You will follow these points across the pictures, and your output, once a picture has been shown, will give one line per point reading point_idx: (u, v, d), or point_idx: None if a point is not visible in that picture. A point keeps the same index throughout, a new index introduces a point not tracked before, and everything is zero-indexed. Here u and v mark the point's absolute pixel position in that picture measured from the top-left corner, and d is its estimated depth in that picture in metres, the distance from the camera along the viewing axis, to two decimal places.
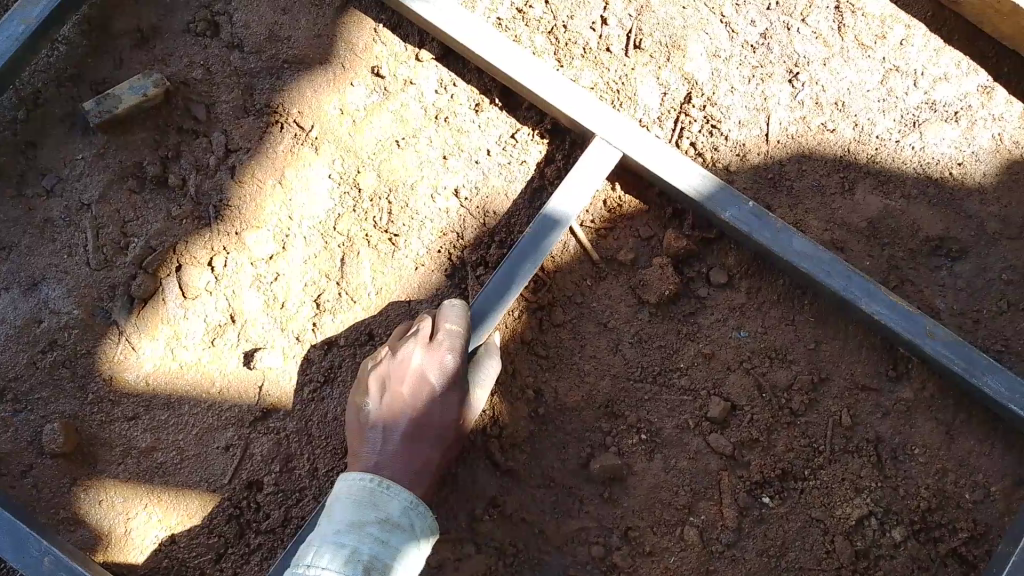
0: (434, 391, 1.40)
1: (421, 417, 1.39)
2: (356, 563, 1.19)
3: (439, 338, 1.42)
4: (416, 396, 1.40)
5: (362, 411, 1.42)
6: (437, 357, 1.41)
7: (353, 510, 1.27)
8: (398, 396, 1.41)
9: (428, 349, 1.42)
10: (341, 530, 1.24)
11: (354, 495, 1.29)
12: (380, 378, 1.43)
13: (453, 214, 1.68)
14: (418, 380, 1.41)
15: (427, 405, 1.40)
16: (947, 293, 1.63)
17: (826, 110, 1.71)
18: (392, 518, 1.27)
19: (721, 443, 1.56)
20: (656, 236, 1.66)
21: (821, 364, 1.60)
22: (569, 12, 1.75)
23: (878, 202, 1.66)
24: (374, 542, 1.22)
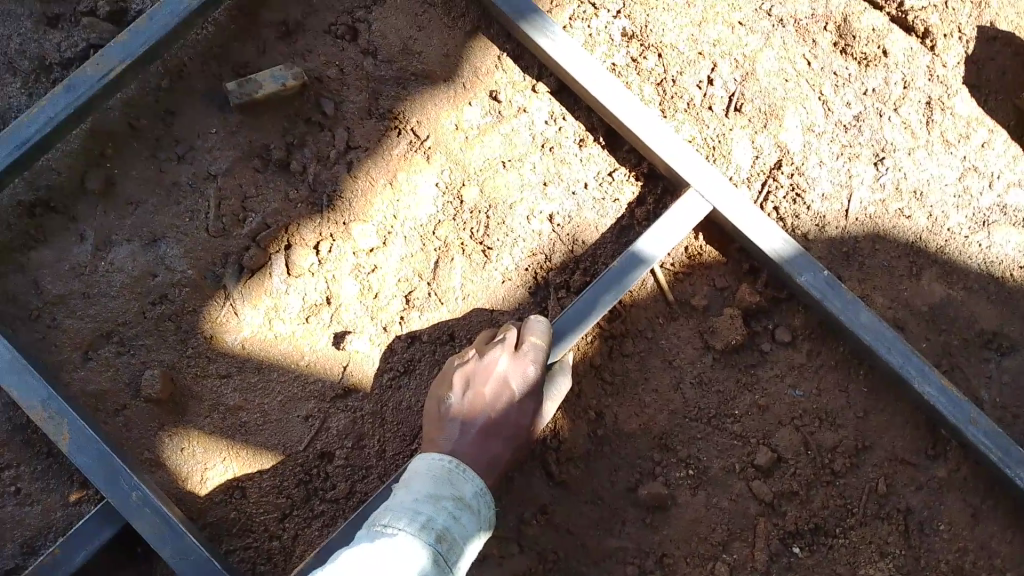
0: (514, 397, 1.52)
1: (499, 417, 1.51)
2: (431, 527, 1.29)
3: (524, 348, 1.54)
4: (496, 398, 1.52)
5: (443, 402, 1.54)
6: (522, 366, 1.52)
7: (432, 485, 1.38)
8: (480, 395, 1.53)
9: (514, 357, 1.53)
10: (419, 498, 1.35)
11: (432, 472, 1.41)
12: (464, 376, 1.55)
13: (544, 237, 1.81)
14: (500, 384, 1.52)
15: (505, 408, 1.51)
16: (991, 386, 1.74)
17: (905, 197, 1.81)
18: (464, 499, 1.39)
19: (764, 490, 1.67)
20: (730, 287, 1.78)
21: (866, 432, 1.70)
22: (679, 68, 1.87)
23: (941, 290, 1.76)
24: (448, 516, 1.34)
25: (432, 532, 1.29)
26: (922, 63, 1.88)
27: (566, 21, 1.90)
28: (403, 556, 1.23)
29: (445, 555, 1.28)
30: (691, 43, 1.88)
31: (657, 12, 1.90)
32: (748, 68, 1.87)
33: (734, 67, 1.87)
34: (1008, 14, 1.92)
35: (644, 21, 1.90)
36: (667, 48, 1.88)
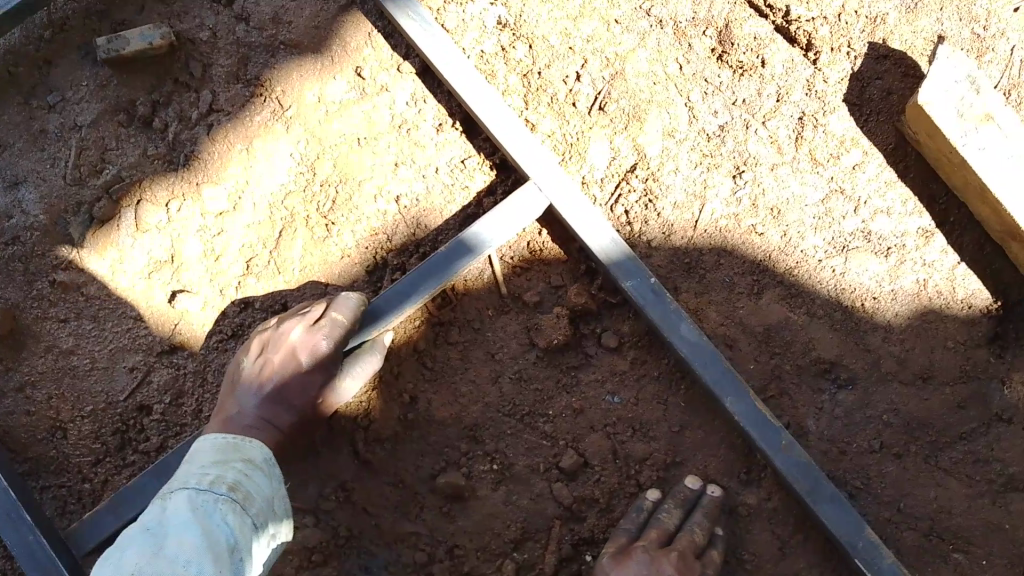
0: (300, 368, 1.56)
1: (287, 386, 1.56)
2: (222, 482, 1.38)
3: (320, 323, 1.57)
4: (285, 367, 1.56)
5: (241, 365, 1.61)
6: (312, 340, 1.56)
7: (216, 453, 1.46)
8: (270, 362, 1.58)
9: (308, 330, 1.57)
10: (206, 465, 1.43)
11: (216, 445, 1.49)
12: (263, 341, 1.61)
13: (388, 217, 1.81)
14: (291, 355, 1.56)
15: (293, 378, 1.56)
16: (821, 416, 1.67)
17: (760, 214, 1.75)
18: (254, 460, 1.47)
19: (563, 494, 1.66)
20: (565, 287, 1.75)
21: (678, 448, 1.67)
22: (548, 60, 1.83)
23: (780, 311, 1.71)
24: (237, 473, 1.42)
25: (221, 486, 1.37)
26: (801, 76, 1.80)
27: (438, 5, 1.87)
28: (196, 512, 1.31)
29: (241, 502, 1.37)
30: (563, 37, 1.84)
31: (533, 2, 1.86)
32: (617, 67, 1.81)
33: (605, 64, 1.82)
34: (905, 31, 1.79)
35: (519, 10, 1.86)
36: (537, 40, 1.84)
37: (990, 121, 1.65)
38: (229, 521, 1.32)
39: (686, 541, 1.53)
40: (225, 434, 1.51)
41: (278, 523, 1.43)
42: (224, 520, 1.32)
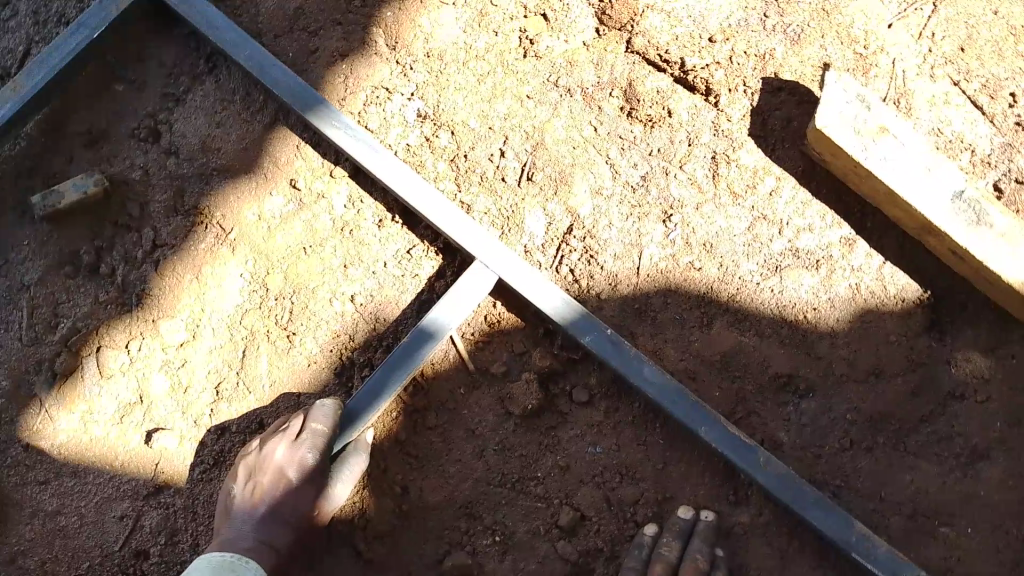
0: (291, 484, 1.59)
1: (280, 504, 1.60)
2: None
3: (302, 437, 1.60)
4: (274, 487, 1.60)
5: (230, 493, 1.63)
6: (298, 455, 1.59)
7: None
8: (260, 485, 1.61)
9: (291, 446, 1.60)
10: None
11: (214, 565, 1.48)
12: (249, 467, 1.63)
13: (347, 318, 1.85)
14: (278, 475, 1.60)
15: (284, 495, 1.60)
16: (789, 427, 1.77)
17: (694, 250, 1.86)
18: None
19: (567, 551, 1.70)
20: (528, 351, 1.81)
21: (665, 483, 1.74)
22: (471, 143, 1.93)
23: (732, 338, 1.81)
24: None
25: None
26: (706, 119, 1.93)
27: (359, 108, 1.96)
28: None
29: None
30: (481, 118, 1.94)
31: (448, 90, 1.96)
32: (537, 138, 1.92)
33: (525, 137, 1.92)
34: (793, 62, 1.96)
35: (436, 101, 1.96)
36: (458, 125, 1.94)
37: (885, 133, 1.80)
38: None
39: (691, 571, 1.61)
40: (224, 552, 1.53)
41: None
42: None
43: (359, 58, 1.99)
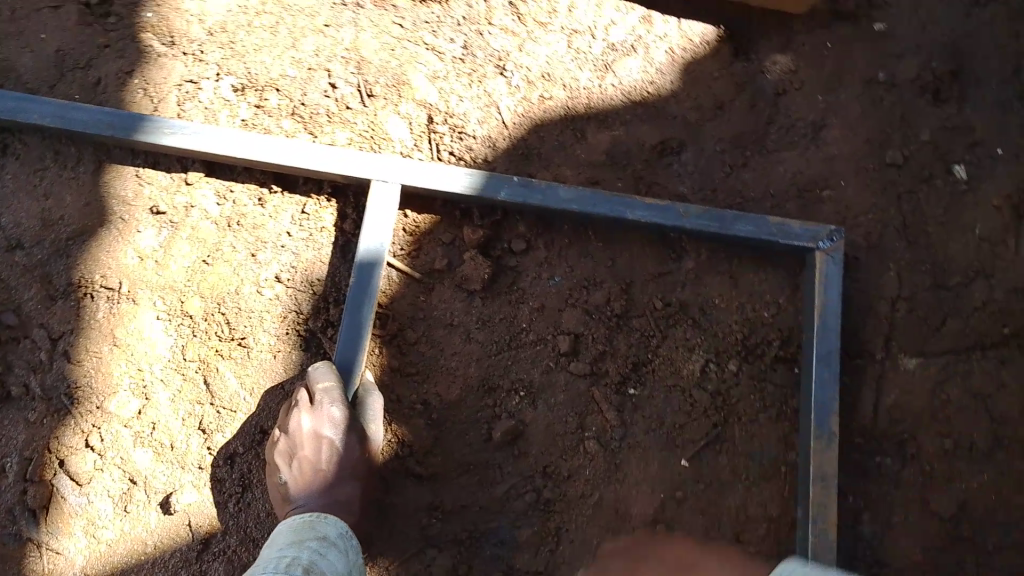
0: (334, 443, 1.62)
1: (334, 463, 1.62)
2: (299, 562, 1.32)
3: (318, 399, 1.62)
4: (321, 451, 1.62)
5: (280, 484, 1.62)
6: (325, 415, 1.61)
7: (295, 534, 1.44)
8: (306, 460, 1.62)
9: (315, 412, 1.62)
10: (283, 547, 1.39)
11: (294, 526, 1.48)
12: (286, 453, 1.63)
13: (283, 298, 1.84)
14: (318, 439, 1.62)
15: (333, 454, 1.62)
16: (684, 179, 2.04)
17: (537, 84, 2.06)
18: (329, 536, 1.46)
19: (581, 367, 1.88)
20: (456, 236, 1.93)
21: (622, 274, 1.96)
22: (301, 91, 1.98)
23: (606, 137, 2.04)
24: (312, 551, 1.38)
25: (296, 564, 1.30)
26: None
27: (176, 110, 1.94)
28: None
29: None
30: (296, 65, 2.00)
31: (250, 55, 1.99)
32: (356, 58, 2.01)
33: (345, 63, 2.00)
34: None
35: (244, 69, 1.98)
36: (279, 81, 1.98)
37: None
38: None
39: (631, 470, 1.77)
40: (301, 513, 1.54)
41: None
42: None
43: (148, 67, 1.98)
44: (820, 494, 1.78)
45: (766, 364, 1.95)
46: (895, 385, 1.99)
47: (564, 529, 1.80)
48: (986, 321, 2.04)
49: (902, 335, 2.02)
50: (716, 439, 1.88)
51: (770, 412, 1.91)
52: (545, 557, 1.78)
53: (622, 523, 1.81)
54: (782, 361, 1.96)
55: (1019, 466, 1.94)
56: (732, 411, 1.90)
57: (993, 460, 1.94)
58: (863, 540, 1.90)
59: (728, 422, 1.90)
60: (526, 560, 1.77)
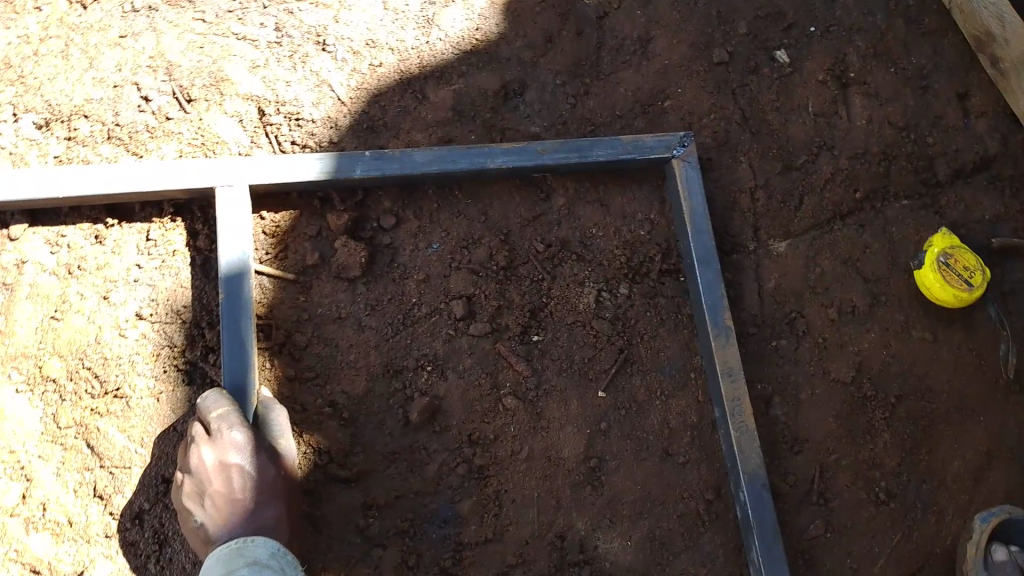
0: (245, 468, 1.50)
1: (249, 488, 1.50)
2: None
3: (215, 428, 1.50)
4: (232, 480, 1.49)
5: (197, 527, 1.48)
6: (227, 442, 1.50)
7: (223, 565, 1.38)
8: (219, 495, 1.49)
9: (215, 443, 1.50)
10: None
11: (222, 554, 1.41)
12: (194, 494, 1.49)
13: (151, 334, 1.71)
14: (225, 469, 1.50)
15: (245, 479, 1.50)
16: (535, 118, 2.03)
17: (363, 54, 1.98)
18: (261, 558, 1.40)
19: (481, 326, 1.86)
20: (320, 228, 1.85)
21: (496, 226, 1.95)
22: (112, 111, 1.83)
23: (448, 92, 1.99)
24: None
25: None
26: None
27: None
28: None
29: None
30: (99, 85, 1.85)
31: (46, 86, 1.85)
32: (164, 64, 1.88)
33: (153, 72, 1.87)
34: None
35: (44, 101, 1.84)
36: (84, 106, 1.83)
37: None
38: None
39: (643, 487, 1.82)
40: (224, 544, 1.43)
41: None
42: None
43: None
44: (732, 389, 1.85)
45: (653, 279, 1.99)
46: (772, 270, 2.10)
47: (503, 490, 1.78)
48: (838, 191, 2.18)
49: (768, 221, 2.13)
50: (626, 362, 1.92)
51: (668, 324, 1.96)
52: (491, 524, 1.76)
53: (557, 469, 1.81)
54: (667, 274, 2.01)
55: (896, 316, 2.10)
56: (634, 331, 1.94)
57: (873, 316, 2.09)
58: (779, 421, 2.00)
59: (633, 343, 1.93)
60: (473, 532, 1.75)
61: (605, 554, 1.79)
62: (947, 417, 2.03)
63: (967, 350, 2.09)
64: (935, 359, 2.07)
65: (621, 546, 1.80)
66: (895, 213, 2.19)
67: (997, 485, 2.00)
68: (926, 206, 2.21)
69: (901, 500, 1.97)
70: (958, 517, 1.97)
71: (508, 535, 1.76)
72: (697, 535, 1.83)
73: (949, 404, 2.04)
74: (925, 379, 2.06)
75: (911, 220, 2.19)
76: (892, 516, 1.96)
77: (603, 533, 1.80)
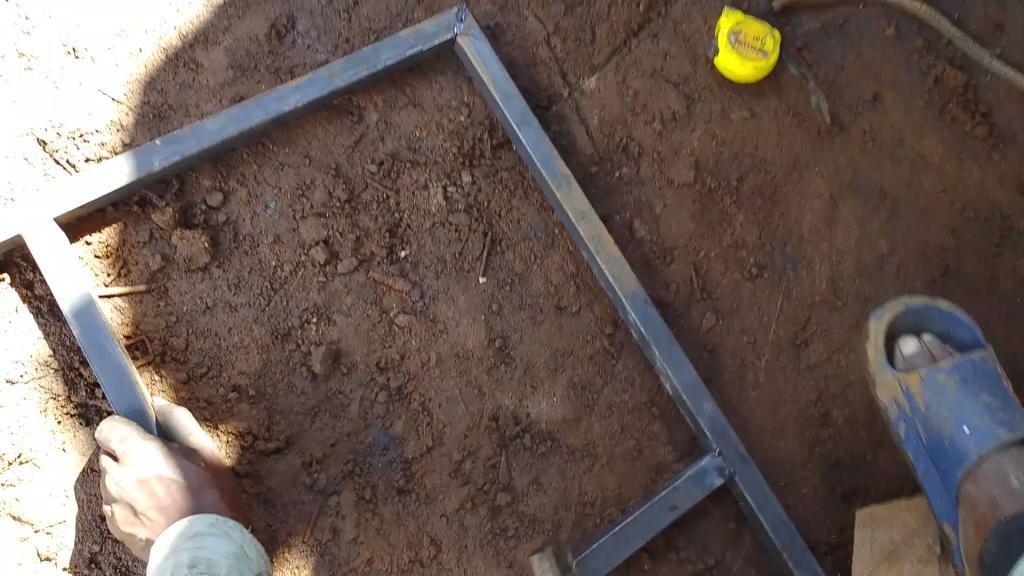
0: (162, 473, 1.55)
1: (175, 489, 1.56)
2: (185, 563, 1.41)
3: (118, 451, 1.55)
4: (156, 489, 1.55)
5: (146, 540, 1.55)
6: (135, 457, 1.55)
7: (164, 547, 1.47)
8: (148, 505, 1.54)
9: (122, 462, 1.55)
10: (160, 564, 1.44)
11: (164, 535, 1.50)
12: (127, 514, 1.56)
13: (31, 393, 1.67)
14: (145, 483, 1.54)
15: (168, 483, 1.55)
16: (317, 47, 1.99)
17: (118, 46, 1.90)
18: (201, 529, 1.50)
19: (348, 263, 1.89)
20: (151, 230, 1.83)
21: (325, 163, 1.95)
22: None
23: (221, 54, 1.93)
24: (190, 548, 1.45)
25: (183, 567, 1.40)
26: None
27: None
28: None
29: (208, 568, 1.41)
30: None
31: None
32: None
33: None
34: None
35: None
36: None
37: None
38: None
39: (600, 343, 1.95)
40: (167, 536, 1.49)
41: (252, 567, 1.50)
42: None
43: None
44: (590, 228, 1.92)
45: (489, 157, 2.01)
46: (593, 108, 2.21)
47: (428, 400, 1.86)
48: (624, 11, 2.26)
49: (571, 63, 2.22)
50: (493, 243, 1.98)
51: (518, 195, 2.01)
52: (428, 432, 1.84)
53: (468, 361, 1.90)
54: (501, 147, 2.02)
55: (713, 107, 2.23)
56: (491, 213, 2.00)
57: (694, 116, 2.22)
58: (646, 241, 2.16)
59: (493, 224, 1.99)
60: (414, 446, 1.83)
61: (538, 418, 1.89)
62: (786, 180, 2.22)
63: (784, 114, 2.25)
64: (760, 132, 2.23)
65: (551, 404, 1.90)
66: (681, 12, 2.26)
67: (846, 222, 2.21)
68: None
69: (772, 268, 2.17)
70: (823, 262, 2.18)
71: (447, 436, 1.85)
72: (611, 368, 1.94)
73: (785, 168, 2.23)
74: (759, 155, 2.22)
75: (697, 11, 2.26)
76: (768, 284, 2.16)
77: (530, 400, 1.90)
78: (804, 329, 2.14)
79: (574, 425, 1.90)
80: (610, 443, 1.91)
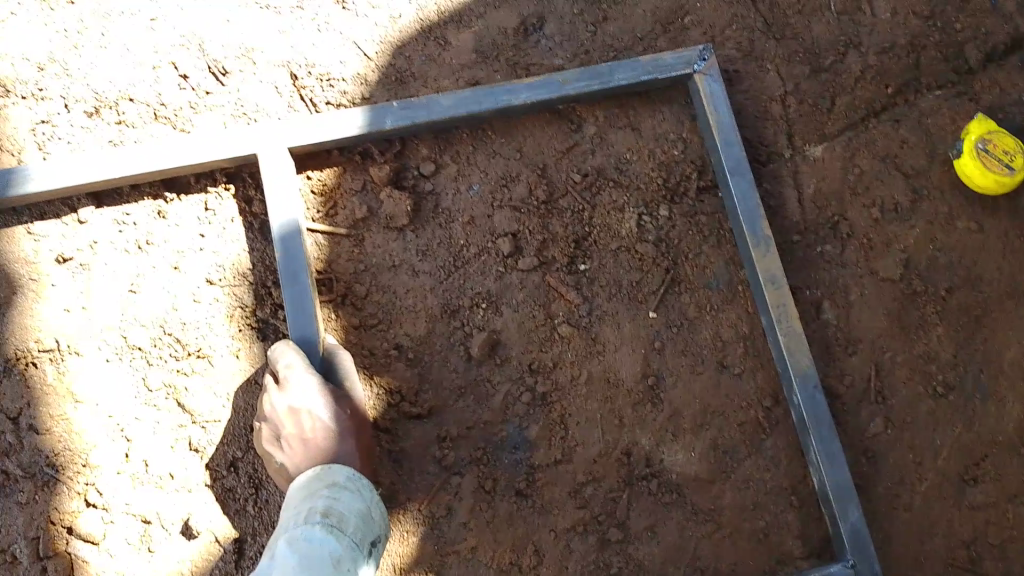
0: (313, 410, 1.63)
1: (319, 429, 1.63)
2: (318, 511, 1.41)
3: (281, 377, 1.65)
4: (304, 423, 1.63)
5: (280, 466, 1.63)
6: (295, 387, 1.64)
7: (302, 490, 1.50)
8: (293, 436, 1.63)
9: (282, 389, 1.65)
10: (295, 504, 1.46)
11: (303, 479, 1.54)
12: (272, 437, 1.65)
13: (224, 298, 1.85)
14: (296, 414, 1.63)
15: (315, 421, 1.63)
16: (557, 52, 2.05)
17: (382, 8, 2.04)
18: (338, 481, 1.52)
19: (529, 261, 1.92)
20: (365, 181, 1.95)
21: (534, 161, 1.99)
22: (156, 93, 1.97)
23: (469, 36, 2.03)
24: (326, 498, 1.46)
25: (315, 514, 1.40)
26: None
27: (38, 153, 1.96)
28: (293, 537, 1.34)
29: (338, 523, 1.40)
30: (139, 66, 1.99)
31: (90, 74, 1.99)
32: (197, 41, 2.00)
33: (187, 49, 2.00)
34: None
35: (88, 86, 1.98)
36: (129, 90, 1.97)
37: None
38: (323, 537, 1.35)
39: (754, 411, 1.89)
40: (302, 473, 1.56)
41: (374, 536, 1.49)
42: (321, 540, 1.34)
43: None
44: (777, 295, 1.86)
45: (692, 198, 2.00)
46: (811, 176, 2.11)
47: (568, 414, 1.86)
48: (869, 87, 2.16)
49: (801, 125, 2.14)
50: (672, 283, 1.95)
51: (711, 241, 1.99)
52: (561, 445, 1.84)
53: (617, 389, 1.88)
54: (705, 191, 2.02)
55: (940, 210, 2.09)
56: (678, 251, 1.97)
57: (915, 211, 2.09)
58: (830, 325, 2.04)
59: (678, 264, 1.96)
60: (544, 454, 1.84)
61: (672, 466, 1.85)
62: (997, 304, 2.04)
63: (1015, 236, 2.08)
64: (984, 246, 2.07)
65: (686, 458, 1.85)
66: (930, 105, 2.16)
67: None
68: (962, 93, 2.17)
69: (959, 391, 2.00)
70: (1016, 401, 2.00)
71: (577, 455, 1.84)
72: (759, 442, 1.88)
73: (1001, 291, 2.05)
74: (976, 269, 2.06)
75: (947, 109, 2.16)
76: (950, 407, 1.99)
77: (667, 447, 1.86)
78: (976, 466, 1.96)
79: (704, 486, 1.84)
80: (738, 516, 1.83)
